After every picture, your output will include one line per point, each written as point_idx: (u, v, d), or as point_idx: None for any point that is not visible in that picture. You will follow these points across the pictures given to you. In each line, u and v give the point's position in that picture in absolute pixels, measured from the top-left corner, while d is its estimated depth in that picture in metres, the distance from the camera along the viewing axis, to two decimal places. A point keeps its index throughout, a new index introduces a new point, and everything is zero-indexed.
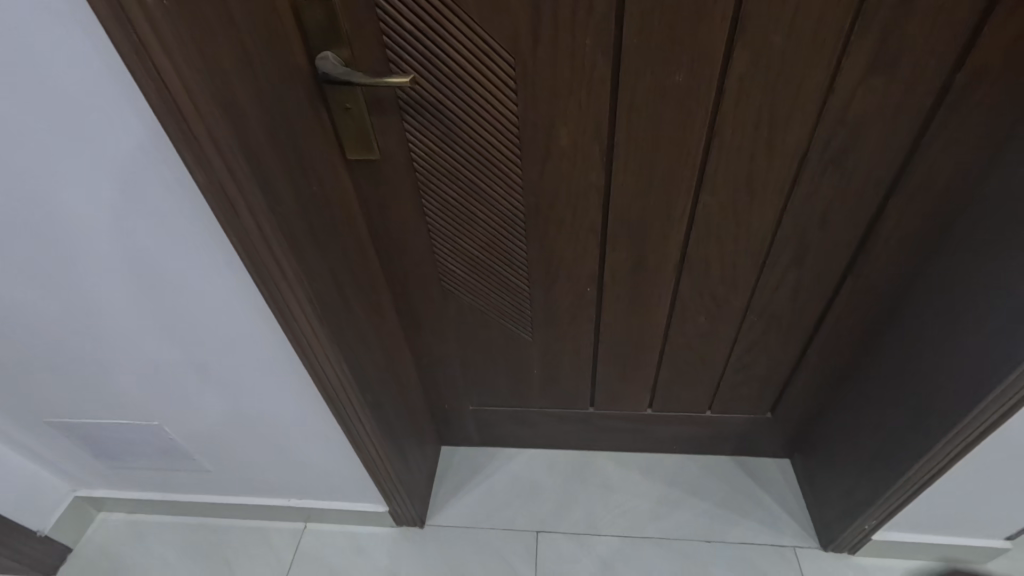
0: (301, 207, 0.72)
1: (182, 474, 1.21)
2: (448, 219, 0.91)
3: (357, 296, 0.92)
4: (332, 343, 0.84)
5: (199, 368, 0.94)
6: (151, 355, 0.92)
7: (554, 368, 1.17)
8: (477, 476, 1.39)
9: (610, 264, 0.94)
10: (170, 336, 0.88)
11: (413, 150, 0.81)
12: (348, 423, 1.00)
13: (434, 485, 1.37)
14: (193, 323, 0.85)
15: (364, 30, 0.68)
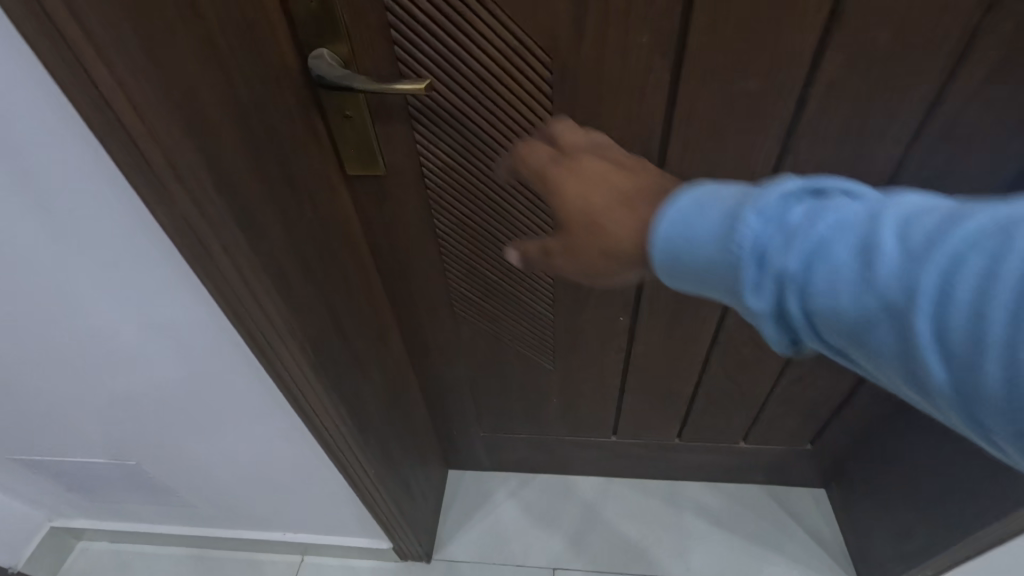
0: (292, 239, 0.60)
1: (166, 508, 1.11)
2: (463, 241, 0.78)
3: (358, 330, 0.80)
4: (329, 387, 0.73)
5: (173, 406, 0.83)
6: (118, 394, 0.80)
7: (576, 396, 1.06)
8: (487, 505, 1.29)
9: (646, 291, 0.83)
10: (138, 375, 0.76)
11: (425, 164, 0.68)
12: (348, 469, 0.88)
13: (441, 514, 1.27)
14: (161, 362, 0.73)
15: (369, 23, 0.55)
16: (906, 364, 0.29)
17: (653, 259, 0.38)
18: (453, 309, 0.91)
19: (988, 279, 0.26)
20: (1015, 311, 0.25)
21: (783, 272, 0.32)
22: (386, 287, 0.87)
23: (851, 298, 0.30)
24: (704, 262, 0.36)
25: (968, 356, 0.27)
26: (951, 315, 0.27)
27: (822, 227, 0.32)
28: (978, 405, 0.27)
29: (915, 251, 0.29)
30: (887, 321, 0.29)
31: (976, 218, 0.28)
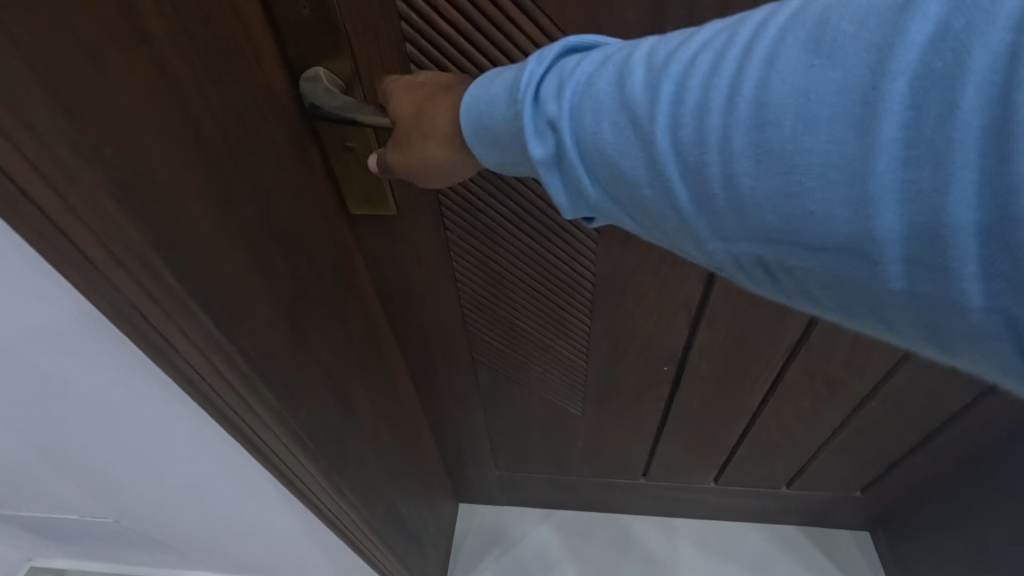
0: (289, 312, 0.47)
1: (153, 556, 1.01)
2: (488, 286, 0.67)
3: (369, 395, 0.68)
4: (338, 472, 0.61)
5: (156, 504, 0.70)
6: (87, 492, 0.67)
7: (605, 441, 0.96)
8: (502, 544, 1.19)
9: (699, 343, 0.71)
10: (110, 483, 0.63)
11: (446, 204, 0.56)
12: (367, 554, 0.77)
13: (452, 554, 1.18)
14: (138, 474, 0.60)
15: (378, 34, 0.43)
16: (661, 188, 0.29)
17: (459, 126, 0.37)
18: (473, 356, 0.79)
19: (712, 82, 0.26)
20: (738, 110, 0.25)
21: (556, 112, 0.31)
22: (398, 336, 0.75)
23: (611, 130, 0.29)
24: (497, 115, 0.35)
25: (708, 166, 0.26)
26: (687, 126, 0.27)
27: (585, 69, 0.31)
28: (721, 212, 0.27)
29: (653, 71, 0.28)
30: (640, 142, 0.29)
31: (699, 37, 0.28)
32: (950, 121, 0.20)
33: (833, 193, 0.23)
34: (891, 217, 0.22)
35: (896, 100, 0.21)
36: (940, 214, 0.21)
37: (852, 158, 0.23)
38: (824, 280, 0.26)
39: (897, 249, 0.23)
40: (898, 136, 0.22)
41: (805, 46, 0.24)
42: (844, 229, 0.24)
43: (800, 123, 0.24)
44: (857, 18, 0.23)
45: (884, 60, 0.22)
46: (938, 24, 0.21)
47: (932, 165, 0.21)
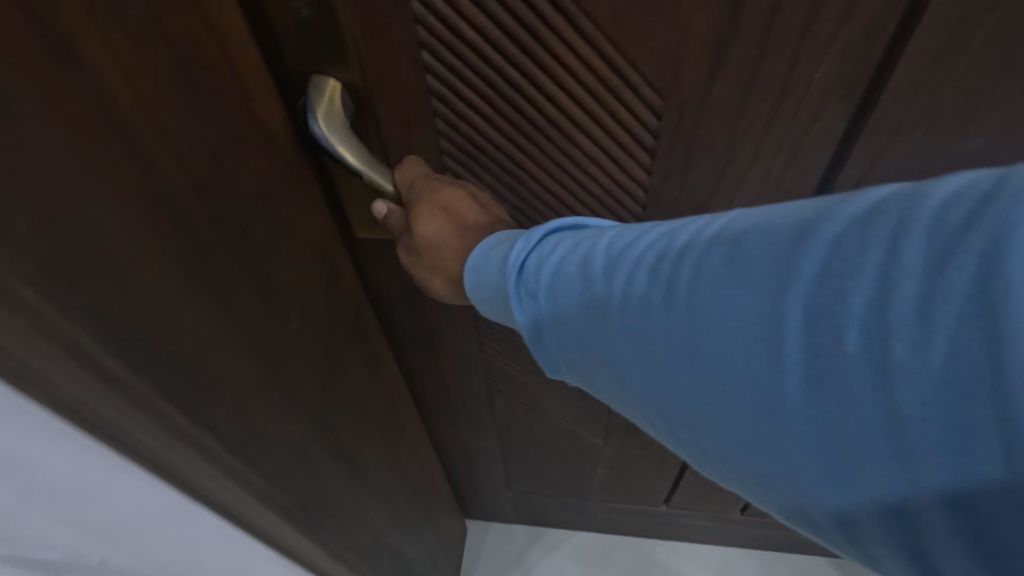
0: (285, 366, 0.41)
1: None
2: (509, 317, 0.60)
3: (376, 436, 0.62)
4: (341, 525, 0.55)
5: None
6: None
7: (626, 470, 0.90)
8: (517, 564, 1.14)
9: None
10: None
11: None
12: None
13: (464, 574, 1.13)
14: None
15: (388, 39, 0.36)
16: (615, 370, 0.29)
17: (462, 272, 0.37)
18: (489, 385, 0.73)
19: (652, 281, 0.27)
20: (664, 316, 0.26)
21: (532, 287, 0.32)
22: (407, 364, 0.69)
23: (574, 310, 0.30)
24: (486, 281, 0.35)
25: (650, 364, 0.27)
26: (628, 316, 0.27)
27: (552, 250, 0.32)
28: (668, 408, 0.27)
29: (607, 259, 0.29)
30: (596, 326, 0.29)
31: (647, 234, 0.29)
32: (844, 356, 0.21)
33: (754, 410, 0.24)
34: (808, 443, 0.22)
35: (797, 333, 0.22)
36: (853, 443, 0.21)
37: (762, 381, 0.23)
38: (770, 491, 0.25)
39: (825, 478, 0.23)
40: (801, 367, 0.22)
41: (719, 263, 0.25)
42: (772, 452, 0.24)
43: (717, 338, 0.24)
44: (765, 247, 0.23)
45: (786, 288, 0.22)
46: (824, 262, 0.22)
47: (836, 400, 0.21)
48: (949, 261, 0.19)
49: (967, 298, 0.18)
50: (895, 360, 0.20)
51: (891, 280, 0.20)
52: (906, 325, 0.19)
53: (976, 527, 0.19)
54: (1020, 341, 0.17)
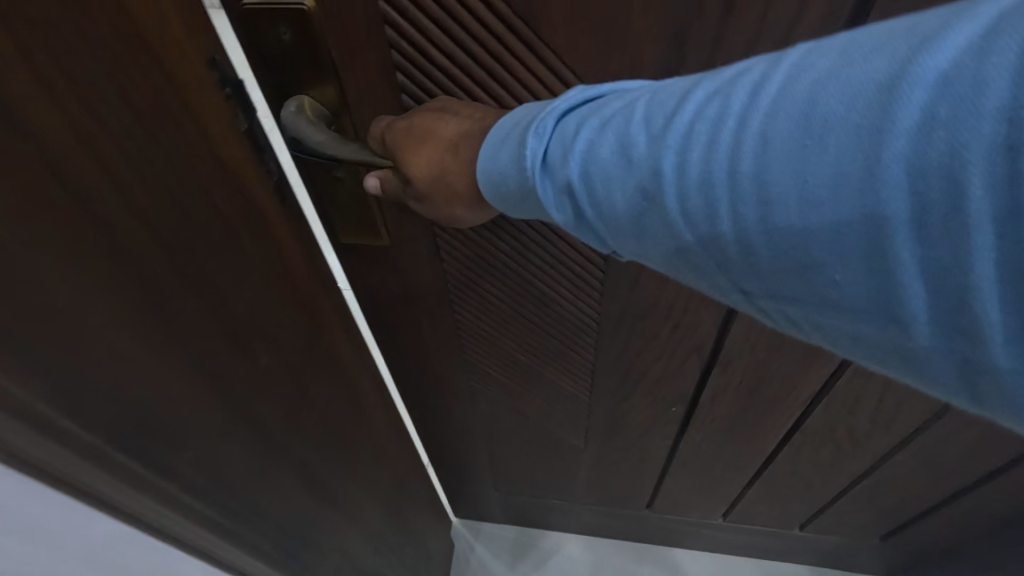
0: (275, 380, 0.42)
1: None
2: (488, 322, 0.63)
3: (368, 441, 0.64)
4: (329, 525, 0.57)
5: None
6: None
7: (608, 473, 0.92)
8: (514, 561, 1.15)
9: (710, 388, 0.66)
10: None
11: (441, 240, 0.53)
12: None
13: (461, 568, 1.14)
14: None
15: (366, 64, 0.39)
16: (686, 256, 0.28)
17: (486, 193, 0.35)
18: (473, 386, 0.76)
19: (710, 153, 0.25)
20: (739, 192, 0.25)
21: (569, 181, 0.30)
22: (393, 364, 0.72)
23: (622, 199, 0.29)
24: (512, 184, 0.33)
25: (721, 244, 0.26)
26: (690, 201, 0.26)
27: (581, 136, 0.30)
28: (740, 274, 0.27)
29: (654, 139, 0.27)
30: (654, 214, 0.28)
31: (688, 98, 0.27)
32: (963, 209, 0.20)
33: (853, 270, 0.23)
34: (916, 296, 0.22)
35: (898, 185, 0.21)
36: (955, 281, 0.21)
37: (859, 242, 0.22)
38: (846, 340, 0.26)
39: (912, 319, 0.23)
40: (908, 223, 0.21)
41: (798, 120, 0.23)
42: (858, 302, 0.24)
43: (804, 206, 0.23)
44: (846, 97, 0.22)
45: (887, 141, 0.21)
46: (922, 104, 0.20)
47: (944, 241, 0.21)
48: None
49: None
50: (1012, 195, 0.19)
51: (1019, 117, 0.18)
52: None
53: None
54: None
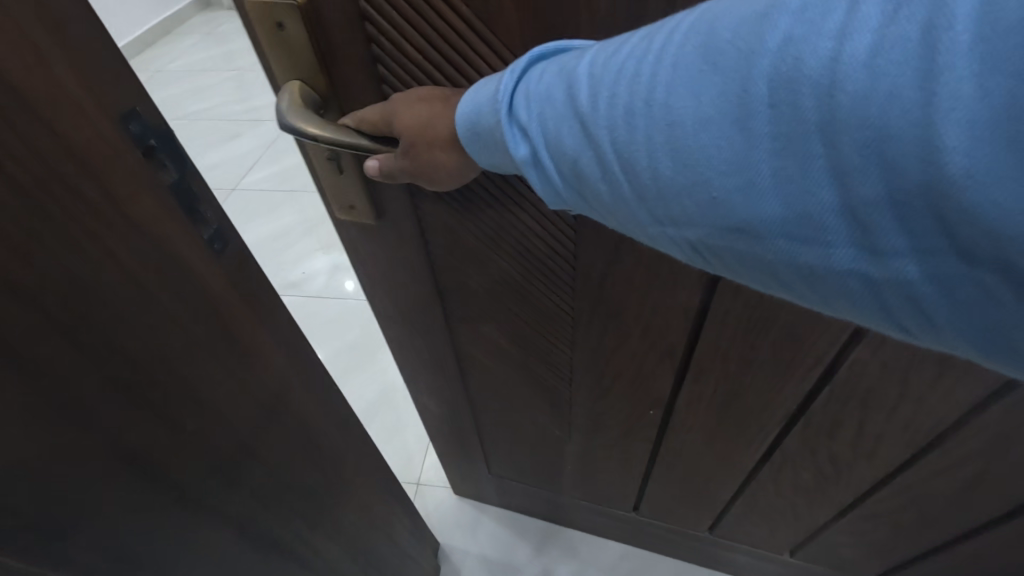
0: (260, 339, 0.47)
1: None
2: (472, 302, 0.66)
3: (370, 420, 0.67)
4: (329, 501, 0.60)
5: None
6: None
7: (592, 469, 0.93)
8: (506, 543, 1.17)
9: (685, 395, 0.67)
10: None
11: (424, 223, 0.57)
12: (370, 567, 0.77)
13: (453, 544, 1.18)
14: None
15: (349, 57, 0.43)
16: (612, 191, 0.30)
17: (474, 147, 0.36)
18: (459, 363, 0.79)
19: (630, 84, 0.27)
20: (650, 119, 0.27)
21: (523, 122, 0.32)
22: (390, 336, 0.77)
23: (570, 139, 0.30)
24: (486, 129, 0.34)
25: (637, 171, 0.28)
26: (616, 130, 0.28)
27: (541, 82, 0.31)
28: (652, 203, 0.28)
29: (592, 79, 0.29)
30: (589, 150, 0.29)
31: (627, 43, 0.29)
32: (808, 122, 0.23)
33: (731, 188, 0.26)
34: (774, 207, 0.25)
35: (764, 104, 0.24)
36: (812, 190, 0.24)
37: (737, 159, 0.25)
38: (740, 259, 0.28)
39: (784, 229, 0.25)
40: (768, 138, 0.24)
41: (696, 49, 0.26)
42: (741, 219, 0.26)
43: (698, 128, 0.25)
44: (734, 28, 0.25)
45: (756, 63, 0.24)
46: (786, 32, 0.23)
47: (799, 154, 0.23)
48: (895, 10, 0.21)
49: (907, 42, 0.21)
50: (847, 109, 0.22)
51: (844, 36, 0.22)
52: (870, 76, 0.21)
53: (912, 245, 0.23)
54: (948, 71, 0.20)
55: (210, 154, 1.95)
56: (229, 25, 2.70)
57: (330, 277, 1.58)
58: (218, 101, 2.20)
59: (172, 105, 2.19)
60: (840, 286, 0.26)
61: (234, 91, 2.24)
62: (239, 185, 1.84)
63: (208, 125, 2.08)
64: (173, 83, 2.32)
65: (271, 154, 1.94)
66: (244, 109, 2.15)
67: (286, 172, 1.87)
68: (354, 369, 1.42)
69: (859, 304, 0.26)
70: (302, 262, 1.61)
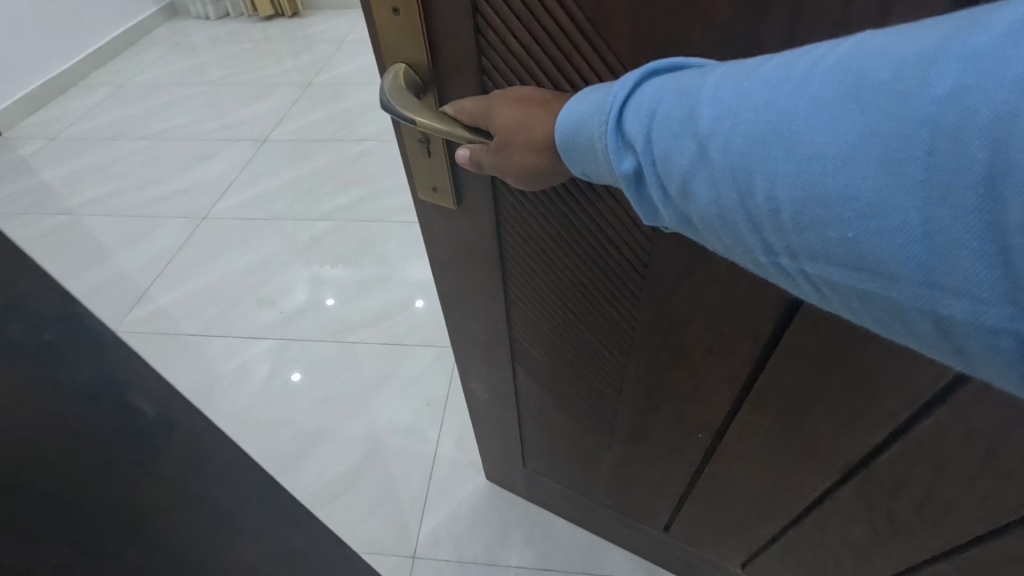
0: None
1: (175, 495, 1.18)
2: (538, 297, 0.67)
3: None
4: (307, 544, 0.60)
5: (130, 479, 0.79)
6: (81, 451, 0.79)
7: (628, 480, 0.92)
8: (530, 537, 1.18)
9: (739, 424, 0.65)
10: None
11: (503, 215, 0.58)
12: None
13: (481, 528, 1.19)
14: None
15: (454, 48, 0.44)
16: (721, 218, 0.28)
17: (568, 150, 0.36)
18: (516, 354, 0.80)
19: (760, 112, 0.26)
20: (779, 150, 0.25)
21: (632, 138, 0.31)
22: (450, 319, 0.80)
23: (680, 157, 0.29)
24: (586, 137, 0.34)
25: (756, 202, 0.26)
26: (737, 158, 0.26)
27: (657, 98, 0.30)
28: (766, 232, 0.26)
29: (717, 103, 0.27)
30: (702, 173, 0.28)
31: (762, 67, 0.27)
32: (968, 171, 0.20)
33: (867, 229, 0.23)
34: (917, 255, 0.22)
35: (918, 150, 0.21)
36: (964, 241, 0.20)
37: (872, 200, 0.22)
38: (861, 302, 0.25)
39: (920, 277, 0.22)
40: (920, 183, 0.21)
41: (846, 84, 0.23)
42: (869, 261, 0.23)
43: (831, 165, 0.23)
44: (895, 67, 0.22)
45: (915, 103, 0.21)
46: (960, 76, 0.20)
47: (951, 204, 0.20)
48: None
49: None
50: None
51: None
52: None
53: None
54: None
55: (178, 180, 1.99)
56: (198, 39, 2.88)
57: (310, 294, 1.60)
58: (184, 121, 2.28)
59: (141, 126, 2.26)
60: (984, 347, 0.22)
61: (203, 110, 2.33)
62: (213, 213, 1.85)
63: (178, 145, 2.15)
64: (138, 103, 2.40)
65: (248, 178, 1.98)
66: (210, 130, 2.22)
67: (264, 196, 1.90)
68: (344, 408, 1.37)
69: (1009, 371, 0.22)
70: (285, 294, 1.60)
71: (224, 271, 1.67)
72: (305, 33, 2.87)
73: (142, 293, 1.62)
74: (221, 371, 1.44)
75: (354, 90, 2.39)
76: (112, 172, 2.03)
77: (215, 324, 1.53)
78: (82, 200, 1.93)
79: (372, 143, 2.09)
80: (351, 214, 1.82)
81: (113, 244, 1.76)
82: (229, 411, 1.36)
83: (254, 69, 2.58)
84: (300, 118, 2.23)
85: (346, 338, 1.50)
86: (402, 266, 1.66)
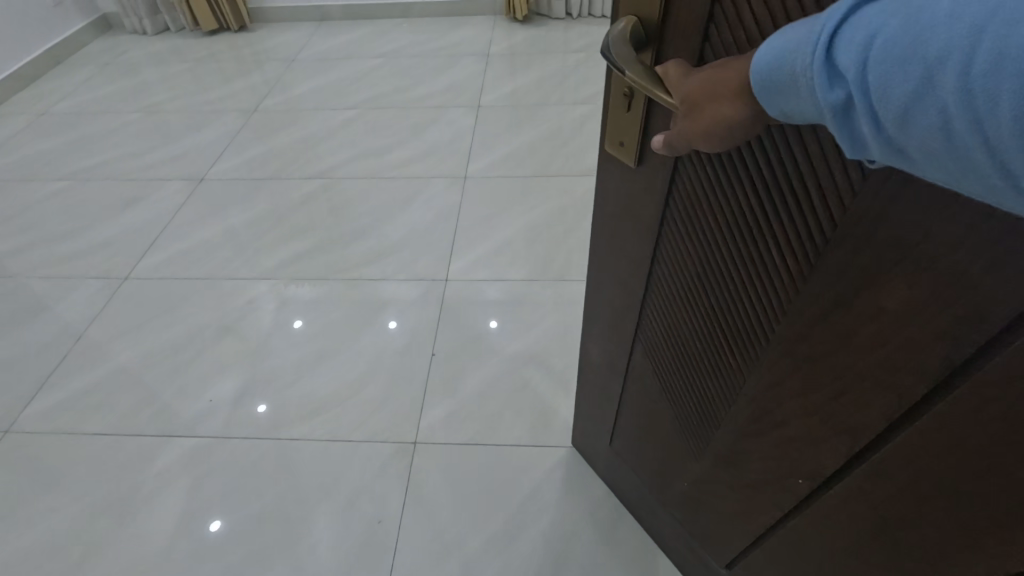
0: None
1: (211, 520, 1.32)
2: (682, 275, 0.68)
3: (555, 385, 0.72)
4: None
5: None
6: None
7: (705, 504, 0.89)
8: (579, 537, 1.24)
9: (843, 489, 0.59)
10: None
11: (676, 184, 0.60)
12: None
13: (555, 506, 1.29)
14: None
15: (687, 9, 0.46)
16: (950, 142, 0.27)
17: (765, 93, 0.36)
18: (640, 329, 0.82)
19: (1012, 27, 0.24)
20: None
21: (844, 65, 0.30)
22: (592, 279, 0.85)
23: (903, 83, 0.27)
24: (788, 72, 0.34)
25: (1000, 124, 0.24)
26: (977, 80, 0.25)
27: (878, 19, 0.28)
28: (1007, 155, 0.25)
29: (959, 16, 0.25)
30: (930, 99, 0.27)
31: None
32: None
33: None
34: None
35: None
36: None
37: None
38: None
39: None
40: None
41: None
42: None
43: None
44: None
45: None
46: None
47: None
48: None
49: None
50: None
51: None
52: None
53: None
54: None
55: (105, 227, 2.11)
56: (143, 60, 3.14)
57: (278, 318, 1.74)
58: (117, 155, 2.46)
59: (71, 162, 2.44)
60: None
61: (142, 142, 2.52)
62: (135, 271, 1.93)
63: (110, 185, 2.29)
64: (64, 135, 2.61)
65: (180, 227, 2.08)
66: (143, 167, 2.38)
67: (230, 231, 2.04)
68: (280, 441, 1.45)
69: None
70: (258, 312, 1.76)
71: (167, 334, 1.72)
72: (254, 50, 3.14)
73: (57, 364, 1.67)
74: (135, 468, 1.42)
75: (310, 113, 2.59)
76: (35, 220, 2.16)
77: (145, 404, 1.55)
78: (13, 245, 2.06)
79: (321, 180, 2.22)
80: (296, 267, 1.89)
81: (36, 300, 1.86)
82: (190, 478, 1.40)
83: (200, 91, 2.82)
84: (233, 157, 2.38)
85: (291, 374, 1.59)
86: (383, 286, 1.80)
